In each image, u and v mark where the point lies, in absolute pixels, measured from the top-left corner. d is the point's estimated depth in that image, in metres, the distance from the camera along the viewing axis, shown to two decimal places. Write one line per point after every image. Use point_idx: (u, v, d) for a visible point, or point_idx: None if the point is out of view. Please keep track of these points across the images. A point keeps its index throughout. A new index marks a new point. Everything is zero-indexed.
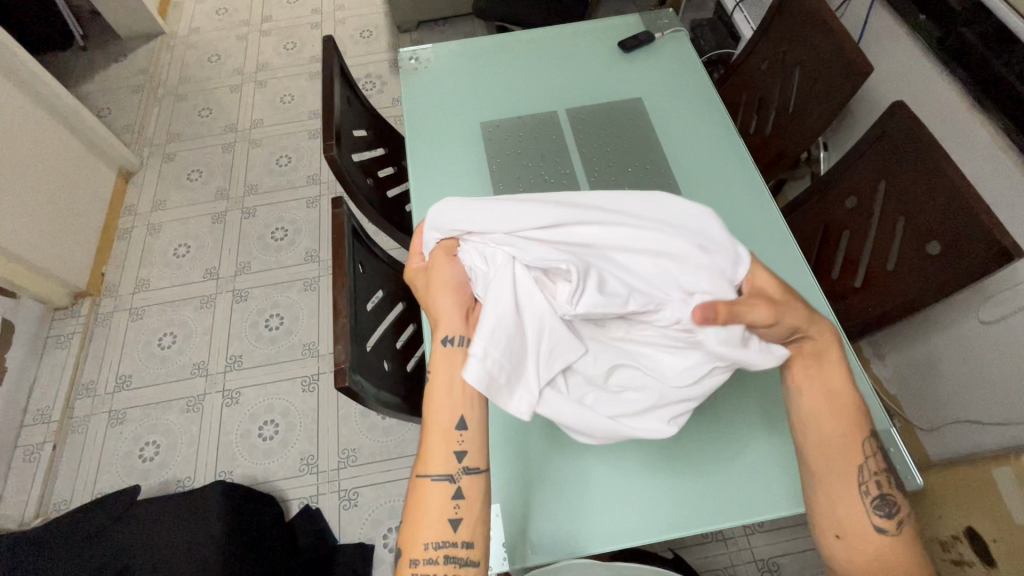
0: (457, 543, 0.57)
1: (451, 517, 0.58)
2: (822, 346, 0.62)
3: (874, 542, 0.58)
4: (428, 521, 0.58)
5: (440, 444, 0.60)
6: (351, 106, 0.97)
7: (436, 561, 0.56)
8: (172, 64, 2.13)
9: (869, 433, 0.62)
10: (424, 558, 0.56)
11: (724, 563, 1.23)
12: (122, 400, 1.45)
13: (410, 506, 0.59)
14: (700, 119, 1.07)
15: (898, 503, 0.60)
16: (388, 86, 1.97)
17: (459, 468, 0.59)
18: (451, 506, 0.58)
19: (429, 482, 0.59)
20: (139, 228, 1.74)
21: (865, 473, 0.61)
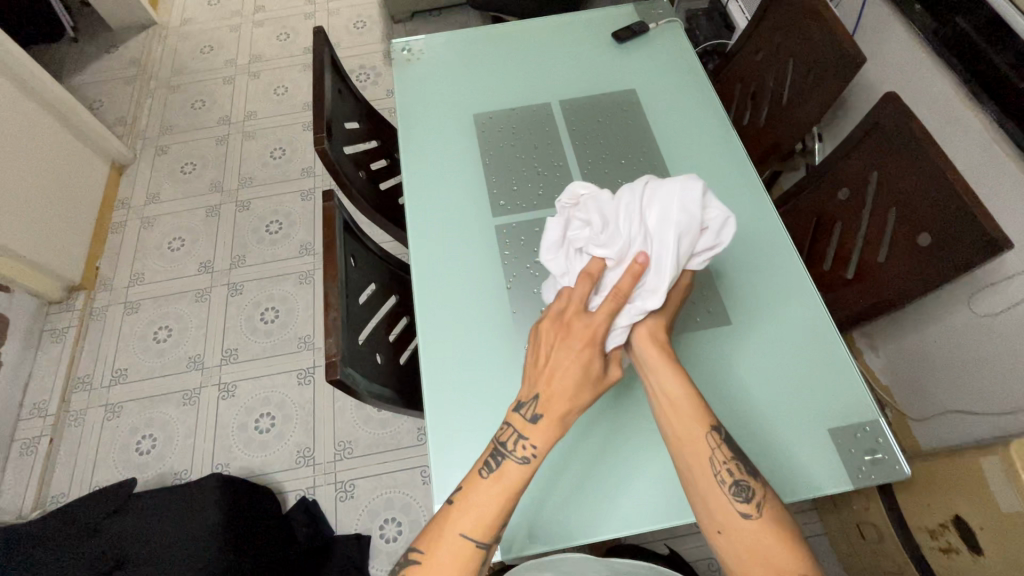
0: None
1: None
2: (655, 357, 0.70)
3: (742, 532, 0.60)
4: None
5: (490, 517, 0.62)
6: (342, 98, 0.97)
7: None
8: (164, 55, 2.11)
9: (708, 428, 0.66)
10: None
11: (717, 551, 1.24)
12: (118, 393, 1.45)
13: (439, 559, 0.60)
14: (694, 111, 1.07)
15: (753, 486, 0.63)
16: (382, 78, 1.96)
17: (498, 538, 0.62)
18: (474, 567, 0.61)
19: (470, 547, 0.61)
20: (132, 222, 1.73)
21: (716, 465, 0.64)
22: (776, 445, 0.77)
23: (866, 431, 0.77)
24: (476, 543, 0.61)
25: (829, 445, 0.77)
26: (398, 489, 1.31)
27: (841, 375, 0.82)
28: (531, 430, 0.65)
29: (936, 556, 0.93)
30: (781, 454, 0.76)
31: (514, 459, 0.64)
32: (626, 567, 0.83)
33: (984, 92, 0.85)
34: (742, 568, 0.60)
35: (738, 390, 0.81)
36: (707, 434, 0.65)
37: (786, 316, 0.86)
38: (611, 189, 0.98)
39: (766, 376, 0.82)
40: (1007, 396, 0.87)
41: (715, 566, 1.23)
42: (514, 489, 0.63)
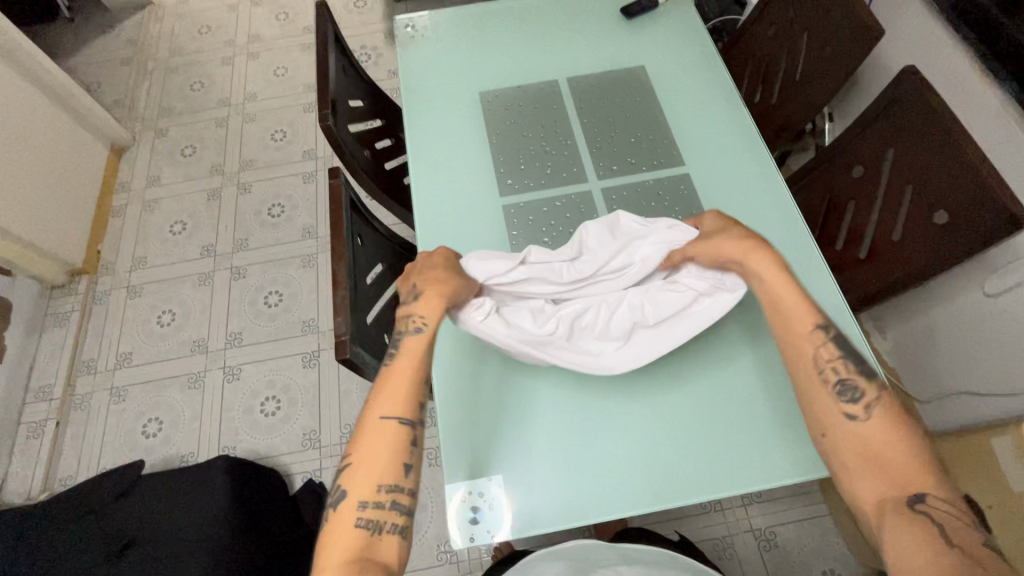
0: (404, 487, 0.59)
1: (404, 460, 0.60)
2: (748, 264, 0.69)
3: (850, 432, 0.59)
4: (381, 462, 0.59)
5: (402, 389, 0.62)
6: (346, 74, 0.95)
7: (382, 504, 0.57)
8: (161, 36, 2.07)
9: (814, 325, 0.64)
10: (373, 503, 0.57)
11: (722, 532, 1.25)
12: (123, 377, 1.45)
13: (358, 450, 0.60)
14: (704, 88, 1.04)
15: (863, 388, 0.61)
16: (384, 58, 1.92)
17: (418, 414, 0.62)
18: (408, 446, 0.60)
19: (386, 424, 0.60)
20: (133, 205, 1.72)
21: (821, 363, 0.63)
22: (786, 424, 0.77)
23: None
24: (397, 419, 0.60)
25: None
26: None
27: None
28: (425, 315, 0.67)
29: None
30: (791, 437, 0.76)
31: (410, 335, 0.66)
32: (640, 555, 0.83)
33: (1003, 66, 0.83)
34: (847, 467, 0.58)
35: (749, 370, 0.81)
36: (815, 328, 0.64)
37: (797, 295, 0.86)
38: (620, 168, 0.96)
39: (777, 357, 0.82)
40: (1016, 376, 0.87)
41: (720, 547, 1.23)
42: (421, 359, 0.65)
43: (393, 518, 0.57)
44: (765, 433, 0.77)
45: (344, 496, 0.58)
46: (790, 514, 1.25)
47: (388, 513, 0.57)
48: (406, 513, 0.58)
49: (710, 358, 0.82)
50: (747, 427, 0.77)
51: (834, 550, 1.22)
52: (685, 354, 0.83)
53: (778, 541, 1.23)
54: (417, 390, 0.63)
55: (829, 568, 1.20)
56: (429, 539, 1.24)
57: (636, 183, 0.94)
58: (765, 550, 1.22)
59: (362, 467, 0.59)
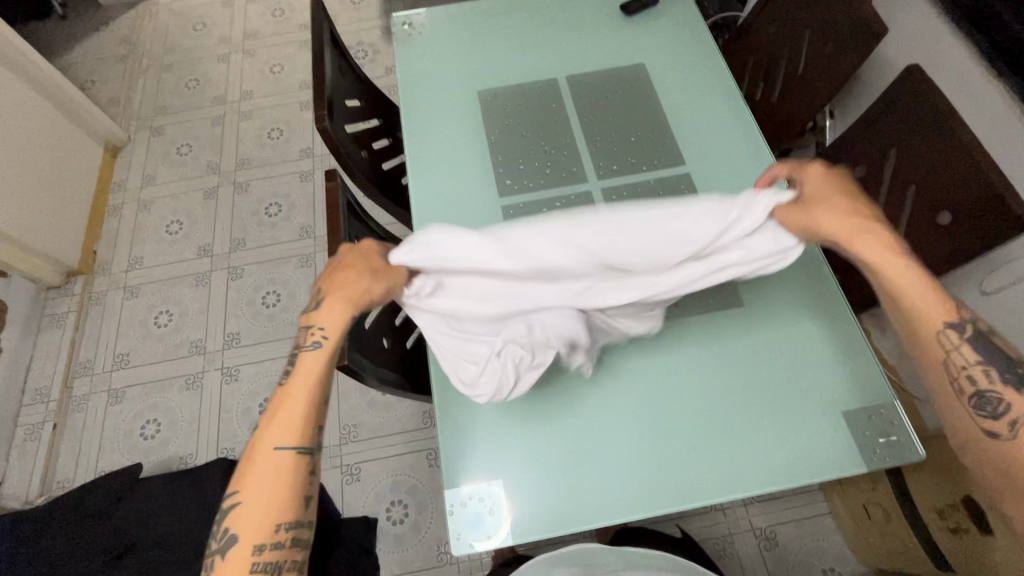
0: (301, 521, 0.59)
1: (305, 493, 0.60)
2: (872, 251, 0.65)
3: (994, 447, 0.62)
4: (280, 496, 0.59)
5: (296, 419, 0.62)
6: (342, 74, 0.93)
7: (282, 544, 0.58)
8: (155, 32, 2.05)
9: (946, 325, 0.64)
10: (269, 544, 0.57)
11: (723, 531, 1.25)
12: (120, 378, 1.44)
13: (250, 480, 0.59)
14: (704, 86, 1.03)
15: (1005, 397, 0.62)
16: (381, 55, 1.91)
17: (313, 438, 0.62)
18: (302, 479, 0.61)
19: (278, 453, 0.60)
20: (129, 205, 1.70)
21: (952, 371, 0.64)
22: (788, 427, 0.77)
23: (881, 414, 0.76)
24: (294, 453, 0.60)
25: (841, 427, 0.76)
26: (403, 473, 1.31)
27: (854, 357, 0.80)
28: (317, 316, 0.65)
29: (945, 536, 0.93)
30: (793, 440, 0.76)
31: (308, 350, 0.64)
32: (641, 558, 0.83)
33: (1006, 64, 0.82)
34: (988, 476, 0.65)
35: (751, 372, 0.80)
36: (941, 329, 0.64)
37: (799, 296, 0.85)
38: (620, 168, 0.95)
39: (779, 359, 0.81)
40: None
41: (720, 547, 1.23)
42: (317, 387, 0.64)
43: (294, 555, 0.58)
44: (767, 436, 0.76)
45: (234, 541, 0.57)
46: (790, 513, 1.25)
47: (287, 551, 0.58)
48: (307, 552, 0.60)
49: (711, 360, 0.81)
50: (749, 429, 0.77)
51: (835, 549, 1.22)
52: (688, 357, 0.82)
53: (778, 541, 1.23)
54: (315, 421, 0.63)
55: (829, 567, 1.20)
56: (429, 539, 1.24)
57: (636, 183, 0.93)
58: (766, 550, 1.22)
59: (254, 505, 0.58)
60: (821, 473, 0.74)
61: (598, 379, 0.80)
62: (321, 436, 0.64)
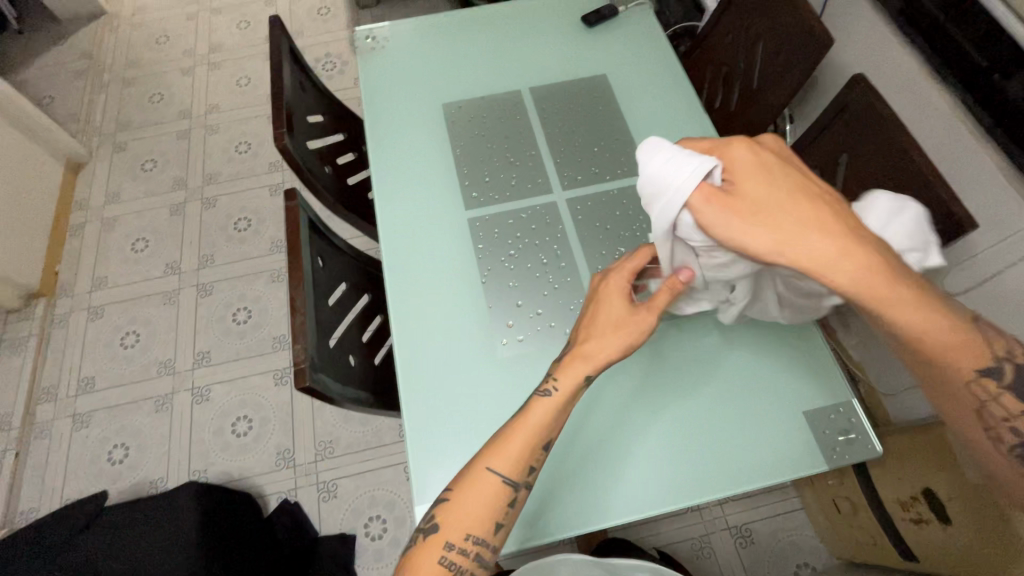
0: (489, 541, 0.61)
1: (496, 522, 0.61)
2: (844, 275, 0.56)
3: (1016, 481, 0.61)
4: (474, 517, 0.61)
5: (520, 451, 0.63)
6: (304, 90, 0.93)
7: (466, 552, 0.60)
8: (117, 46, 2.01)
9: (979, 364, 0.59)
10: (459, 545, 0.60)
11: (699, 530, 1.26)
12: (86, 402, 1.40)
13: (461, 485, 0.63)
14: (665, 96, 1.05)
15: None
16: (349, 67, 1.90)
17: (524, 478, 0.63)
18: (502, 508, 0.62)
19: (491, 476, 0.62)
20: (91, 224, 1.66)
21: (991, 419, 0.60)
22: (755, 427, 0.78)
23: (839, 412, 0.79)
24: (502, 484, 0.62)
25: (804, 426, 0.78)
26: (382, 487, 1.30)
27: (814, 358, 0.83)
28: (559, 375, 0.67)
29: (907, 526, 0.96)
30: (761, 444, 0.77)
31: (541, 395, 0.66)
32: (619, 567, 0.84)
33: (947, 72, 0.86)
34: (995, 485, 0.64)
35: (716, 374, 0.82)
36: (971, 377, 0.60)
37: None
38: (584, 178, 0.96)
39: (744, 361, 0.83)
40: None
41: (698, 546, 1.25)
42: (548, 432, 0.65)
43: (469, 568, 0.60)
44: (737, 440, 0.78)
45: (436, 527, 0.61)
46: (765, 510, 1.28)
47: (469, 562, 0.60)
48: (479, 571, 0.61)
49: (680, 368, 0.83)
50: (716, 430, 0.78)
51: (809, 544, 1.25)
52: (656, 362, 0.83)
53: (754, 538, 1.25)
54: (531, 457, 0.64)
55: (803, 562, 1.23)
56: None
57: (599, 193, 0.95)
58: (741, 547, 1.24)
59: (455, 511, 0.61)
60: (788, 471, 0.76)
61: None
62: (531, 475, 0.64)
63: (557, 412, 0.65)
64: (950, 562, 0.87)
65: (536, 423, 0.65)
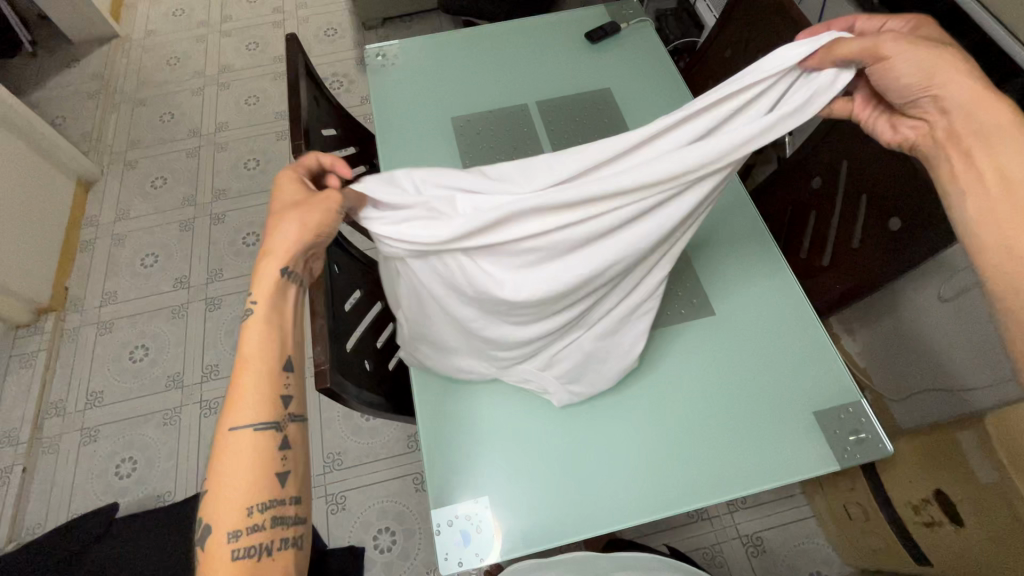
0: (284, 500, 0.55)
1: (279, 474, 0.55)
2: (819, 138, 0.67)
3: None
4: (255, 481, 0.54)
5: (257, 396, 0.57)
6: (318, 104, 0.96)
7: (263, 526, 0.53)
8: (128, 68, 2.06)
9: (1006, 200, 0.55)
10: (247, 528, 0.52)
11: (710, 540, 1.26)
12: (94, 417, 1.40)
13: (217, 462, 0.54)
14: (667, 108, 1.09)
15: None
16: (355, 85, 1.95)
17: (285, 415, 0.58)
18: (278, 456, 0.56)
19: (245, 432, 0.55)
20: (102, 240, 1.68)
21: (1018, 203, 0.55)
22: (764, 429, 0.79)
23: (849, 412, 0.79)
24: (256, 432, 0.55)
25: (814, 426, 0.79)
26: (391, 499, 1.30)
27: (822, 360, 0.84)
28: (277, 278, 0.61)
29: (920, 530, 0.96)
30: (768, 445, 0.78)
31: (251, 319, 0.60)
32: (632, 564, 0.86)
33: None
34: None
35: (720, 376, 0.84)
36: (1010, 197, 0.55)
37: (765, 304, 0.89)
38: None
39: (752, 364, 0.84)
40: (971, 372, 0.96)
41: (709, 556, 1.24)
42: (278, 349, 0.60)
43: (278, 532, 0.54)
44: (744, 441, 0.79)
45: (210, 529, 0.52)
46: (774, 518, 1.27)
47: (274, 531, 0.54)
48: (295, 524, 0.56)
49: (688, 371, 0.84)
50: (721, 431, 0.80)
51: (820, 551, 1.24)
52: (664, 367, 0.85)
53: (765, 547, 1.25)
54: (277, 392, 0.58)
55: (816, 570, 1.22)
56: (417, 566, 1.23)
57: None
58: (753, 556, 1.24)
59: (219, 499, 0.53)
60: (801, 470, 0.76)
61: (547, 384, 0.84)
62: (290, 407, 0.59)
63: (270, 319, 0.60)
64: (966, 565, 0.86)
65: (258, 354, 0.58)
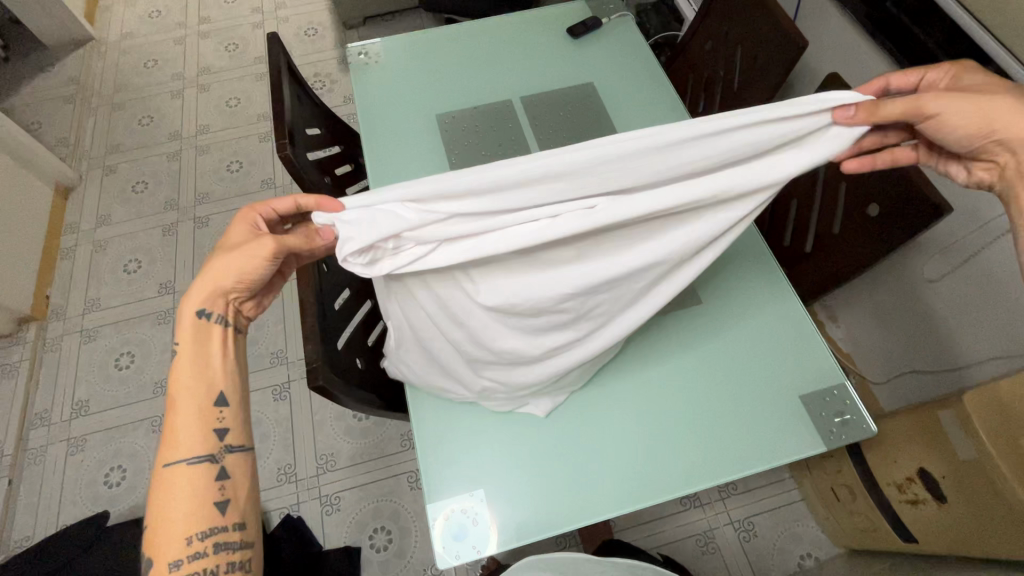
0: (227, 527, 0.56)
1: (217, 500, 0.57)
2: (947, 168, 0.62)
3: None
4: (191, 510, 0.55)
5: (188, 434, 0.58)
6: (301, 103, 0.95)
7: (205, 553, 0.54)
8: (105, 72, 2.02)
9: None
10: (189, 556, 0.54)
11: (703, 527, 1.28)
12: (81, 426, 1.38)
13: (157, 497, 0.56)
14: (650, 102, 1.10)
15: None
16: (338, 85, 1.94)
17: (221, 447, 0.60)
18: (214, 487, 0.57)
19: (183, 467, 0.57)
20: (83, 247, 1.65)
21: None
22: (752, 415, 0.81)
23: (834, 395, 0.81)
24: (190, 466, 0.57)
25: (801, 410, 0.81)
26: (386, 498, 1.30)
27: (809, 347, 0.85)
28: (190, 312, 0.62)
29: (905, 508, 0.98)
30: (757, 430, 0.80)
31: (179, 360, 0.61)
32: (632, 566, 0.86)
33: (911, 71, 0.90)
34: None
35: (709, 364, 0.85)
36: None
37: (752, 292, 0.91)
38: None
39: (742, 353, 0.86)
40: (993, 339, 0.89)
41: (703, 543, 1.26)
42: (210, 388, 0.61)
43: (222, 558, 0.55)
44: (735, 426, 0.80)
45: (155, 561, 0.54)
46: (766, 503, 1.30)
47: (218, 556, 0.55)
48: (241, 550, 0.57)
49: (673, 360, 0.86)
50: (712, 418, 0.81)
51: (810, 534, 1.26)
52: (655, 358, 0.86)
53: (757, 532, 1.27)
54: (211, 428, 0.60)
55: (807, 552, 1.25)
56: (414, 564, 1.23)
57: None
58: (745, 541, 1.26)
59: (162, 534, 0.54)
60: (788, 453, 0.78)
61: None
62: (225, 441, 0.60)
63: (200, 364, 0.61)
64: (949, 541, 0.89)
65: (193, 392, 0.59)
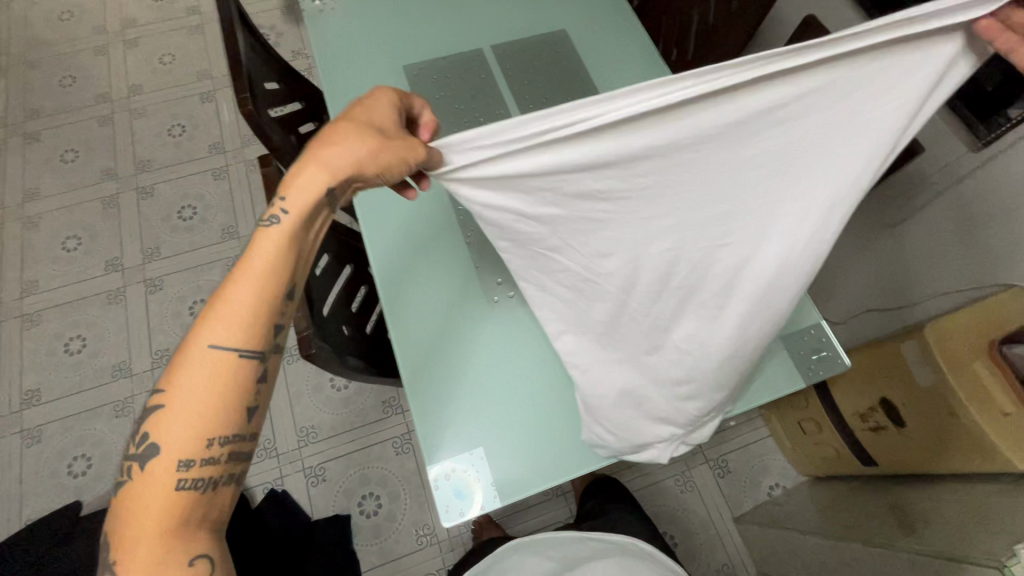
0: (246, 436, 0.47)
1: (246, 405, 0.47)
2: None
3: None
4: (212, 404, 0.45)
5: (243, 314, 0.46)
6: (256, 54, 0.87)
7: (217, 461, 0.45)
8: (11, 26, 1.79)
9: None
10: (201, 459, 0.44)
11: (682, 467, 1.34)
12: (34, 417, 1.29)
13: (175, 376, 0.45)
14: (619, 47, 1.07)
15: None
16: (284, 37, 1.79)
17: (271, 344, 0.48)
18: (251, 390, 0.47)
19: (223, 351, 0.45)
20: (11, 225, 1.50)
21: None
22: None
23: (811, 333, 0.85)
24: (234, 355, 0.46)
25: (781, 350, 0.84)
26: (372, 465, 1.29)
27: None
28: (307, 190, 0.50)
29: (869, 436, 1.06)
30: None
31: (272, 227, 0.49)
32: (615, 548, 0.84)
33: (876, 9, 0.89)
34: None
35: None
36: None
37: None
38: None
39: None
40: (944, 276, 0.93)
41: (682, 482, 1.33)
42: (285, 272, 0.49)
43: (229, 471, 0.46)
44: None
45: (155, 450, 0.44)
46: (738, 442, 1.37)
47: (227, 467, 0.45)
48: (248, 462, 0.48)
49: None
50: None
51: (778, 465, 1.35)
52: None
53: (730, 468, 1.35)
54: (269, 319, 0.48)
55: (776, 482, 1.34)
56: (406, 527, 1.24)
57: None
58: (720, 477, 1.34)
59: (173, 415, 0.44)
60: (769, 393, 0.82)
61: (528, 336, 0.85)
62: (275, 337, 0.49)
63: (285, 245, 0.49)
64: (910, 461, 0.96)
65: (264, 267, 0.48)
